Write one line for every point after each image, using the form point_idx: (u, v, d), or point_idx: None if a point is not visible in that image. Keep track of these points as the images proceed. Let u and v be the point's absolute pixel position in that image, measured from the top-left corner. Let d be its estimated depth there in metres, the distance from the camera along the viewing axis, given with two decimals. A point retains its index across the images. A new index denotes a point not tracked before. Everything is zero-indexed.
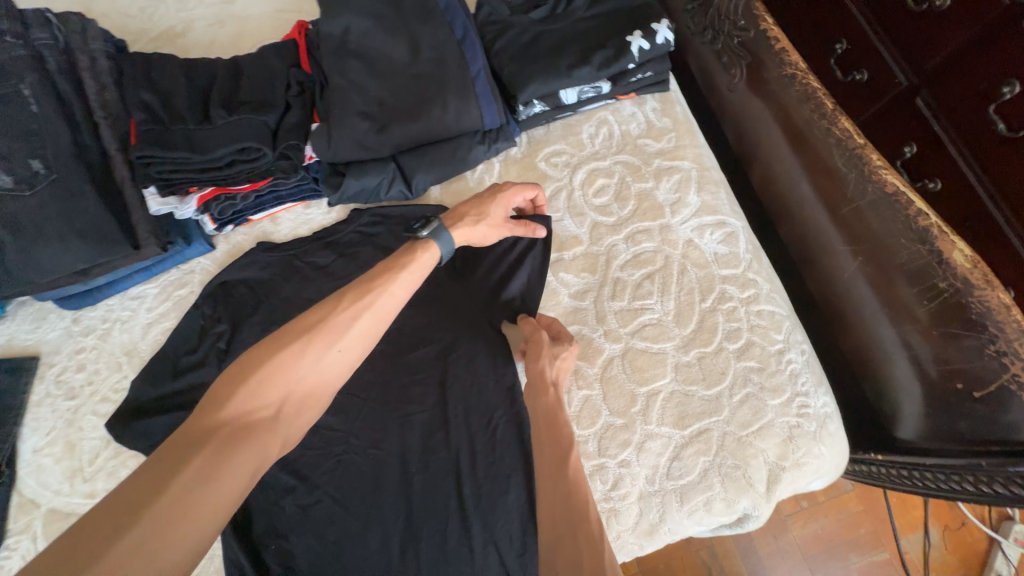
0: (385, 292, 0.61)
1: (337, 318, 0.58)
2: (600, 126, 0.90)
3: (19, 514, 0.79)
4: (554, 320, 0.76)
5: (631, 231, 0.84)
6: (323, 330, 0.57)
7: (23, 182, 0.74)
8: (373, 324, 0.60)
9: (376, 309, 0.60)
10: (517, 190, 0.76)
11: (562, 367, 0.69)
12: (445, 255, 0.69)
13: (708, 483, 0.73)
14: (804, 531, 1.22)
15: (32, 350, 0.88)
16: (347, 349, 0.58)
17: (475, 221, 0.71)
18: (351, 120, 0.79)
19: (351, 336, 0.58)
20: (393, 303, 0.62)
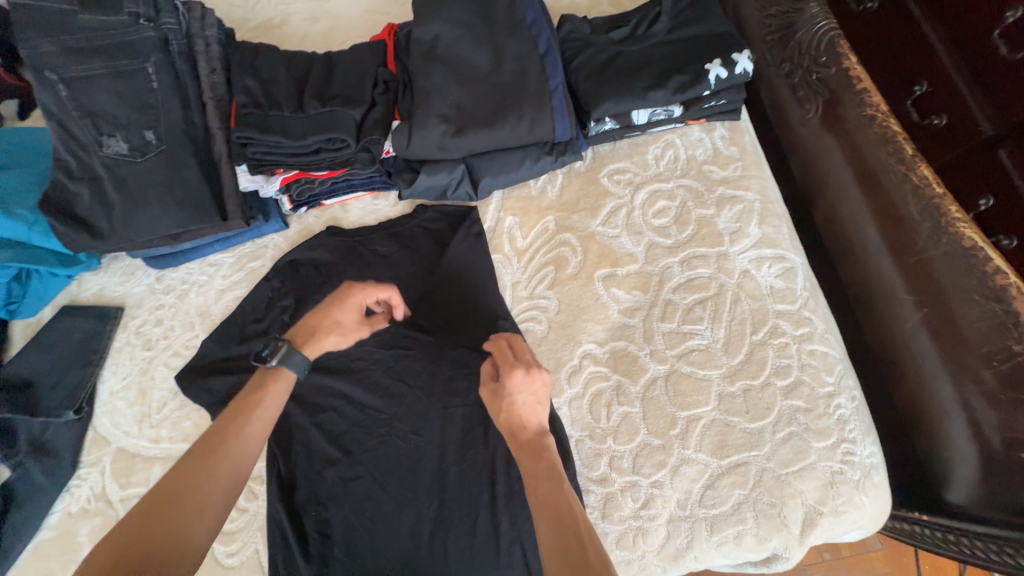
0: (240, 436, 0.61)
1: (194, 477, 0.57)
2: (666, 148, 0.91)
3: (93, 448, 0.87)
4: (512, 340, 0.69)
5: (687, 255, 0.85)
6: (180, 496, 0.55)
7: (137, 150, 0.82)
8: (234, 470, 0.59)
9: (235, 453, 0.60)
10: (366, 291, 0.73)
11: (523, 406, 0.65)
12: (300, 376, 0.69)
13: (740, 517, 0.73)
14: None
15: (119, 301, 0.97)
16: (210, 502, 0.56)
17: (326, 334, 0.71)
18: (431, 121, 0.83)
19: (211, 488, 0.57)
20: (255, 438, 0.62)
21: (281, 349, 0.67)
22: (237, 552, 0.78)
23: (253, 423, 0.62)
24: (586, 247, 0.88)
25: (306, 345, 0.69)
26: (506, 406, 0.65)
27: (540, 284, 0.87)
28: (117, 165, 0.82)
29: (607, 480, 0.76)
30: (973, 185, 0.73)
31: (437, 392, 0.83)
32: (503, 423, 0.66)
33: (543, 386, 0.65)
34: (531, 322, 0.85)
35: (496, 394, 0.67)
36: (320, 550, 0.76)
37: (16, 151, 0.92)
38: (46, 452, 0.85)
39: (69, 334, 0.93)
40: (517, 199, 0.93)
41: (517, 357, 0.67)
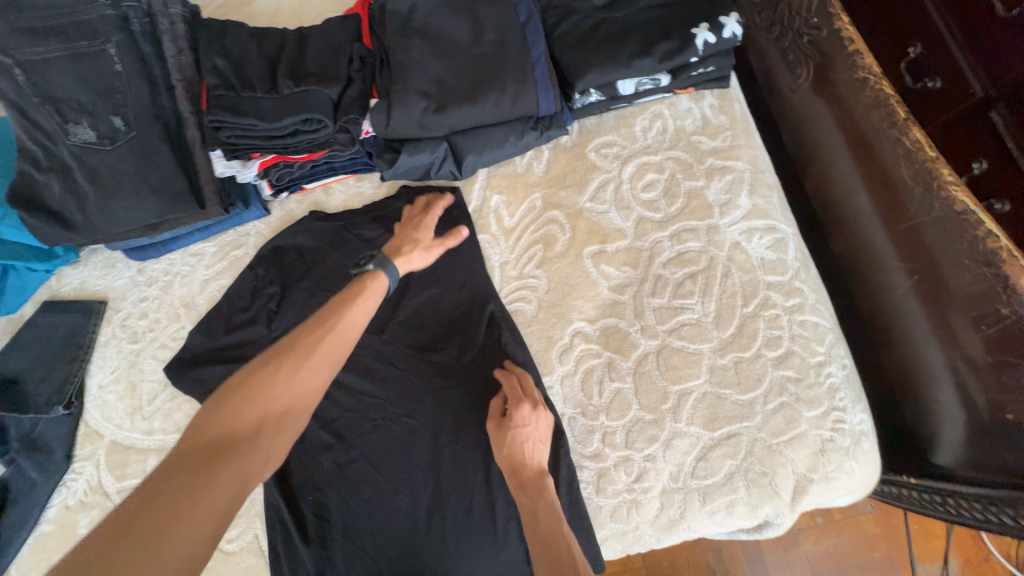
0: (344, 319, 0.66)
1: (308, 343, 0.63)
2: (654, 120, 0.89)
3: (85, 443, 0.87)
4: (521, 376, 0.78)
5: (677, 229, 0.83)
6: (297, 355, 0.62)
7: (106, 137, 0.79)
8: (337, 348, 0.64)
9: (341, 332, 0.65)
10: (432, 210, 0.83)
11: (525, 442, 0.73)
12: (393, 284, 0.74)
13: (733, 487, 0.74)
14: (815, 545, 1.31)
15: (102, 295, 0.95)
16: (315, 370, 0.62)
17: (410, 249, 0.77)
18: (410, 98, 0.80)
19: (318, 357, 0.63)
20: (356, 324, 0.67)
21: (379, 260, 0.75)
22: (237, 539, 0.80)
23: (356, 311, 0.67)
24: (574, 224, 0.86)
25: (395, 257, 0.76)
26: (510, 439, 0.73)
27: (529, 263, 0.86)
28: (86, 153, 0.79)
29: (601, 456, 0.77)
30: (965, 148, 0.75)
31: (428, 375, 0.83)
32: (505, 457, 0.73)
33: (546, 424, 0.74)
34: (521, 302, 0.85)
35: (501, 430, 0.74)
36: (318, 533, 0.77)
37: None
38: (38, 448, 0.85)
39: (53, 329, 0.92)
40: (503, 177, 0.91)
41: (521, 393, 0.75)
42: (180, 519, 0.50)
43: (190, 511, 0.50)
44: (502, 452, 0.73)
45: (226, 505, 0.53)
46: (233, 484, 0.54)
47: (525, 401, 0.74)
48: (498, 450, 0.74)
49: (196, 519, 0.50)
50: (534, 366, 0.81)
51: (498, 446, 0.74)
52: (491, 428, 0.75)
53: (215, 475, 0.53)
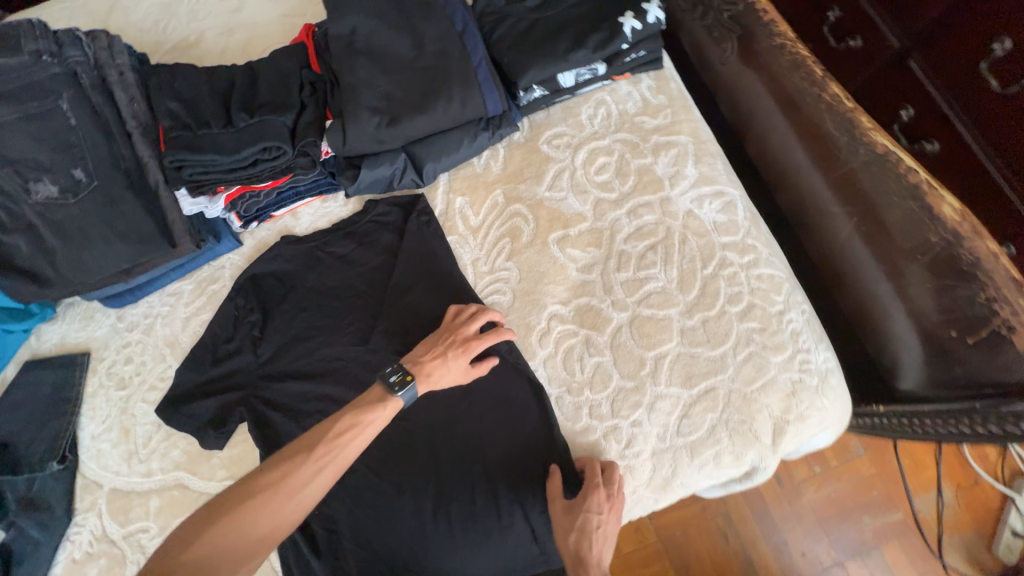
0: (341, 446, 0.69)
1: (300, 475, 0.66)
2: (598, 107, 0.94)
3: (84, 494, 0.87)
4: (602, 464, 0.76)
5: (633, 205, 0.88)
6: (287, 485, 0.66)
7: (68, 191, 0.80)
8: (325, 480, 0.68)
9: (336, 460, 0.68)
10: (484, 338, 0.79)
11: (595, 533, 0.71)
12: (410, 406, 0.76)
13: (716, 438, 0.78)
14: (819, 494, 1.38)
15: (83, 346, 0.95)
16: (297, 503, 0.66)
17: (436, 376, 0.77)
18: (363, 115, 0.83)
19: (309, 488, 0.66)
20: (349, 455, 0.69)
21: (408, 384, 0.74)
22: None
23: (353, 437, 0.70)
24: (537, 215, 0.90)
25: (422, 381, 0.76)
26: (579, 526, 0.72)
27: (499, 257, 0.90)
28: (50, 209, 0.80)
29: (590, 429, 0.80)
30: (893, 96, 0.90)
31: None
32: (571, 548, 0.72)
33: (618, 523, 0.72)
34: (496, 295, 0.88)
35: (570, 521, 0.72)
36: (329, 544, 0.80)
37: None
38: (37, 506, 0.85)
39: (38, 387, 0.92)
40: (463, 179, 0.94)
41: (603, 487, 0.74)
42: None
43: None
44: (563, 539, 0.73)
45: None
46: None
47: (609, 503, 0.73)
48: (562, 536, 0.73)
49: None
50: (516, 352, 0.84)
51: (562, 533, 0.73)
52: (557, 510, 0.74)
53: None
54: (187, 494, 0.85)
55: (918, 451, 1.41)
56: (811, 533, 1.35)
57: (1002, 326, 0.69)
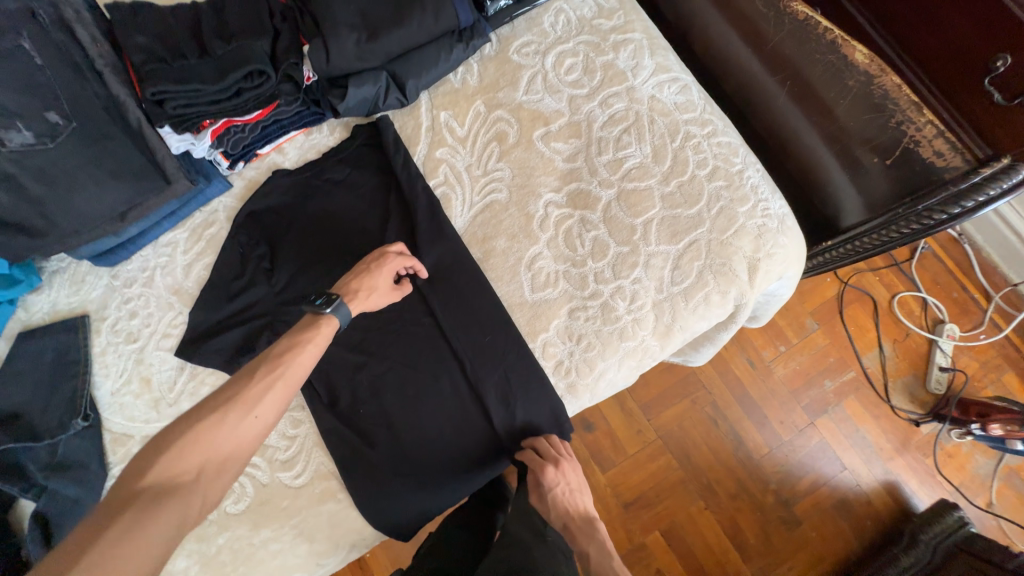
0: (293, 361, 0.70)
1: (259, 392, 0.67)
2: (558, 14, 1.02)
3: (117, 447, 0.88)
4: (545, 447, 0.84)
5: (604, 97, 0.97)
6: (247, 401, 0.65)
7: (45, 135, 0.78)
8: (284, 394, 0.69)
9: (284, 377, 0.69)
10: (399, 257, 0.84)
11: (562, 495, 0.85)
12: (344, 325, 0.78)
13: (704, 281, 0.91)
14: (786, 368, 1.58)
15: (80, 310, 0.93)
16: (259, 418, 0.66)
17: (366, 294, 0.81)
18: (342, 32, 0.86)
19: (266, 402, 0.67)
20: (300, 373, 0.71)
21: (331, 301, 0.77)
22: (304, 472, 0.84)
23: (302, 354, 0.71)
24: (518, 117, 0.98)
25: (351, 300, 0.79)
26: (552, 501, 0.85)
27: (490, 161, 0.97)
28: (26, 156, 0.77)
29: (598, 293, 0.90)
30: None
31: (434, 278, 0.91)
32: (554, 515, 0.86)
33: (572, 476, 0.85)
34: (493, 195, 0.96)
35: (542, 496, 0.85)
36: (383, 437, 0.85)
37: None
38: (69, 466, 0.84)
39: (40, 356, 0.90)
40: (444, 94, 1.00)
41: (544, 454, 0.84)
42: (119, 563, 0.52)
43: (124, 559, 0.53)
44: (549, 516, 0.86)
45: (162, 546, 0.56)
46: (168, 528, 0.57)
47: (553, 465, 0.83)
48: (546, 514, 0.86)
49: (132, 563, 0.53)
50: (520, 239, 0.93)
51: (545, 506, 0.86)
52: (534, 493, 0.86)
53: (147, 526, 0.55)
54: None
55: (859, 316, 1.62)
56: (785, 402, 1.55)
57: (910, 143, 0.86)
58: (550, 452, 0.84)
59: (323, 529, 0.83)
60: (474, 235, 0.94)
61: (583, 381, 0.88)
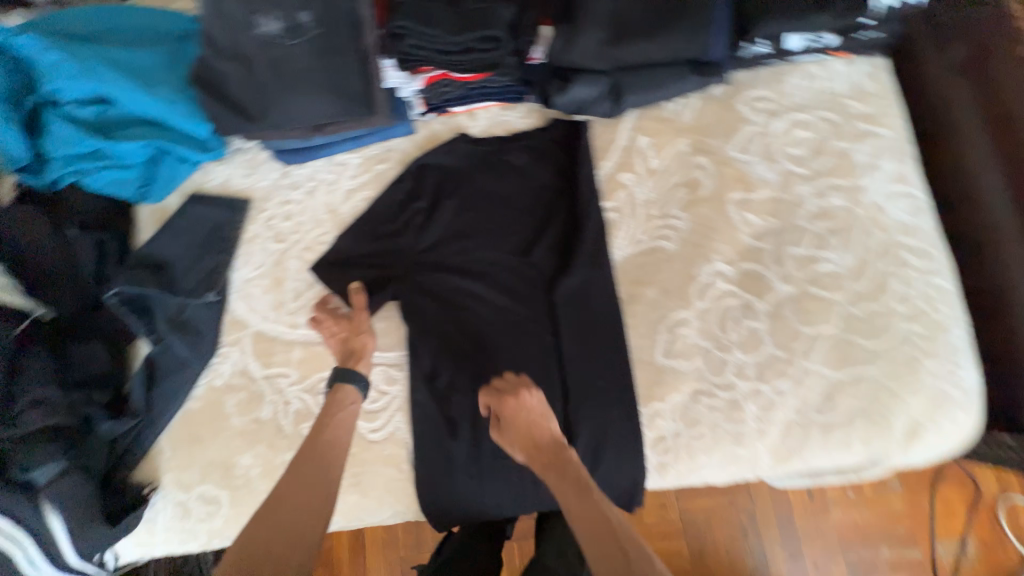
0: (328, 432, 0.76)
1: (312, 459, 0.74)
2: (807, 80, 0.93)
3: (230, 330, 0.92)
4: (507, 379, 0.79)
5: (822, 186, 0.88)
6: (304, 467, 0.73)
7: (291, 30, 0.83)
8: (340, 452, 0.75)
9: (324, 444, 0.75)
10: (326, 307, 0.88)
11: (528, 423, 0.76)
12: (364, 385, 0.82)
13: (852, 423, 0.79)
14: (844, 516, 1.20)
15: (245, 193, 0.98)
16: (323, 464, 0.73)
17: (362, 345, 0.84)
18: (591, 28, 0.84)
19: (314, 465, 0.73)
20: (340, 434, 0.77)
21: (337, 373, 0.81)
22: (381, 429, 0.85)
23: (344, 424, 0.78)
24: (720, 171, 0.90)
25: (356, 360, 0.83)
26: (519, 433, 0.75)
27: (672, 205, 0.90)
28: (269, 46, 0.83)
29: (732, 387, 0.81)
30: None
31: (571, 300, 0.85)
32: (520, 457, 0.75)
33: (540, 403, 0.78)
34: (661, 240, 0.89)
35: (503, 434, 0.76)
36: (469, 431, 0.84)
37: (163, 38, 0.94)
38: (188, 329, 0.90)
39: (200, 221, 0.96)
40: (652, 119, 0.94)
41: (504, 386, 0.79)
42: None
43: None
44: (515, 456, 0.76)
45: None
46: None
47: (516, 392, 0.77)
48: (510, 445, 0.75)
49: None
50: (672, 297, 0.86)
51: (509, 448, 0.76)
52: (495, 433, 0.78)
53: None
54: (329, 353, 0.90)
55: (952, 497, 1.20)
56: None
57: None
58: (514, 382, 0.79)
59: (376, 488, 0.84)
60: (626, 273, 0.88)
61: (676, 466, 0.81)
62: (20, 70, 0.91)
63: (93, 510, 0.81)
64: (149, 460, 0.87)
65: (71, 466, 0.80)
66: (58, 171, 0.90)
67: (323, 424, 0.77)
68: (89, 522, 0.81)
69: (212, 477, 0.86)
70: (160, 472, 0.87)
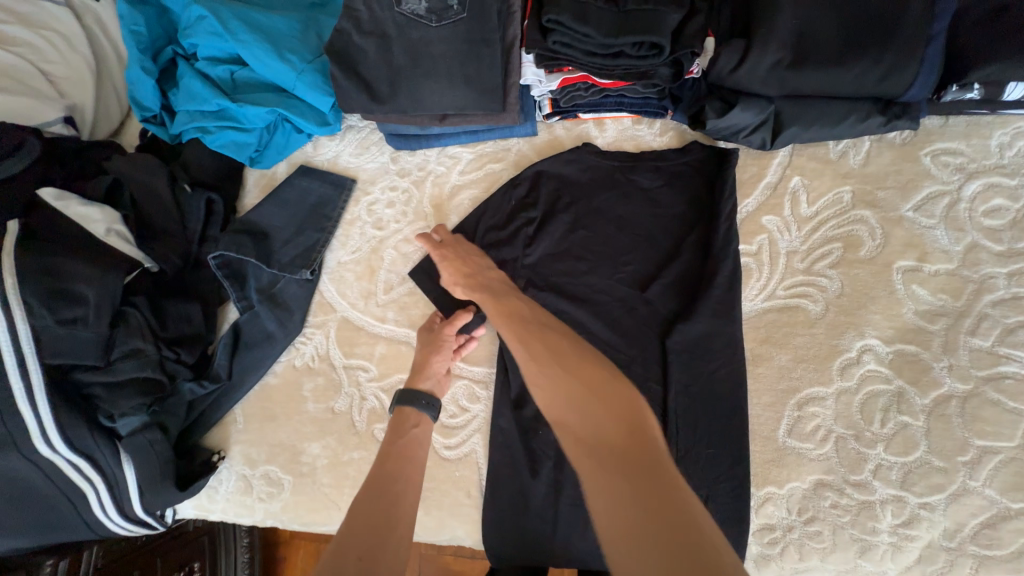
0: (408, 437, 0.71)
1: (389, 481, 0.63)
2: (1017, 137, 0.77)
3: (318, 312, 0.89)
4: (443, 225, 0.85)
5: (1019, 269, 0.72)
6: (383, 490, 0.62)
7: (434, 13, 0.78)
8: (413, 490, 0.65)
9: (407, 449, 0.69)
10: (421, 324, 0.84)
11: (460, 256, 0.80)
12: (430, 407, 0.75)
13: (1020, 567, 0.65)
14: None
15: (352, 173, 0.95)
16: (411, 466, 0.67)
17: (430, 365, 0.78)
18: (769, 46, 0.73)
19: (401, 469, 0.66)
20: (420, 439, 0.72)
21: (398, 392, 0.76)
22: (457, 447, 0.80)
23: (414, 445, 0.70)
24: (888, 232, 0.77)
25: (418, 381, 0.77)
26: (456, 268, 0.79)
27: (821, 260, 0.78)
28: (410, 26, 0.78)
29: (867, 487, 0.69)
30: None
31: (687, 351, 0.76)
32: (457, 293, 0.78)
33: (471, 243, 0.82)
34: (802, 299, 0.77)
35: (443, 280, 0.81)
36: (550, 471, 0.77)
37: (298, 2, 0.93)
38: (278, 303, 0.88)
39: (305, 195, 0.94)
40: (811, 158, 0.82)
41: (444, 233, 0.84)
42: None
43: None
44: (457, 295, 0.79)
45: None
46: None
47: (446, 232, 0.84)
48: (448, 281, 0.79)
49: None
50: (807, 368, 0.74)
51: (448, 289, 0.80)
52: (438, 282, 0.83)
53: None
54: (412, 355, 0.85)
55: None
56: None
57: None
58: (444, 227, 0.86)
59: (441, 509, 0.78)
60: (754, 332, 0.77)
61: (781, 564, 0.70)
62: (163, 20, 0.91)
63: (165, 470, 0.80)
64: (221, 426, 0.87)
65: (151, 422, 0.81)
66: (181, 125, 0.90)
67: (388, 453, 0.68)
68: (160, 482, 0.79)
69: (278, 459, 0.83)
70: (229, 441, 0.86)
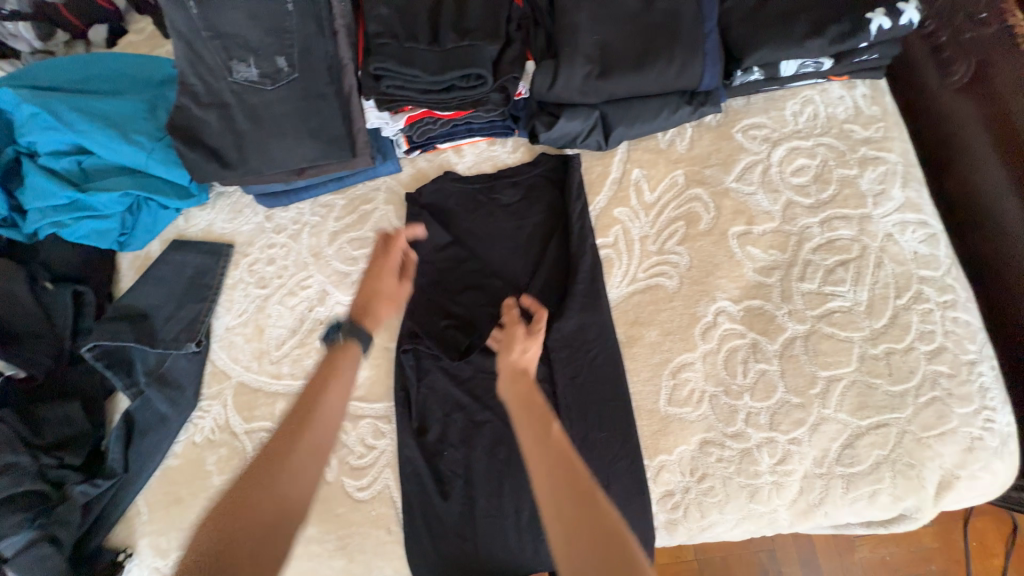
0: (326, 397, 0.66)
1: (289, 448, 0.60)
2: (805, 105, 0.89)
3: (212, 381, 0.88)
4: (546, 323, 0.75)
5: (829, 216, 0.82)
6: (277, 457, 0.59)
7: (268, 77, 0.82)
8: (312, 466, 0.60)
9: (318, 416, 0.64)
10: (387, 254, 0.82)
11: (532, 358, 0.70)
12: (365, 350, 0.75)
13: (879, 476, 0.72)
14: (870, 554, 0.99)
15: (228, 239, 0.95)
16: (316, 440, 0.62)
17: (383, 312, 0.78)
18: (577, 62, 0.81)
19: (307, 433, 0.62)
20: (336, 408, 0.66)
21: (343, 330, 0.74)
22: (368, 487, 0.80)
23: (328, 408, 0.65)
24: (719, 204, 0.86)
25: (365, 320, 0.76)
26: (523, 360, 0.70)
27: (670, 239, 0.86)
28: (247, 92, 0.82)
29: (743, 436, 0.75)
30: None
31: (566, 347, 0.81)
32: (515, 361, 0.70)
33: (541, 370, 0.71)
34: (660, 278, 0.84)
35: (505, 336, 0.74)
36: (461, 491, 0.78)
37: (138, 83, 0.94)
38: (168, 383, 0.86)
39: (182, 269, 0.93)
40: (645, 151, 0.91)
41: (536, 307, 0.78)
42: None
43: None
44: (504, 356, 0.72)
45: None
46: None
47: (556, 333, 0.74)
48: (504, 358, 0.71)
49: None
50: (674, 339, 0.81)
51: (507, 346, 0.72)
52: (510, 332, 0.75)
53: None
54: None
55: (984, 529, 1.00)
56: None
57: None
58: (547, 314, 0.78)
59: (364, 552, 0.78)
60: (624, 315, 0.83)
61: (686, 525, 0.74)
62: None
63: None
64: (124, 522, 0.82)
65: (39, 537, 0.74)
66: (33, 224, 0.87)
67: (296, 422, 0.63)
68: None
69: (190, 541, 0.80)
70: (135, 536, 0.81)
